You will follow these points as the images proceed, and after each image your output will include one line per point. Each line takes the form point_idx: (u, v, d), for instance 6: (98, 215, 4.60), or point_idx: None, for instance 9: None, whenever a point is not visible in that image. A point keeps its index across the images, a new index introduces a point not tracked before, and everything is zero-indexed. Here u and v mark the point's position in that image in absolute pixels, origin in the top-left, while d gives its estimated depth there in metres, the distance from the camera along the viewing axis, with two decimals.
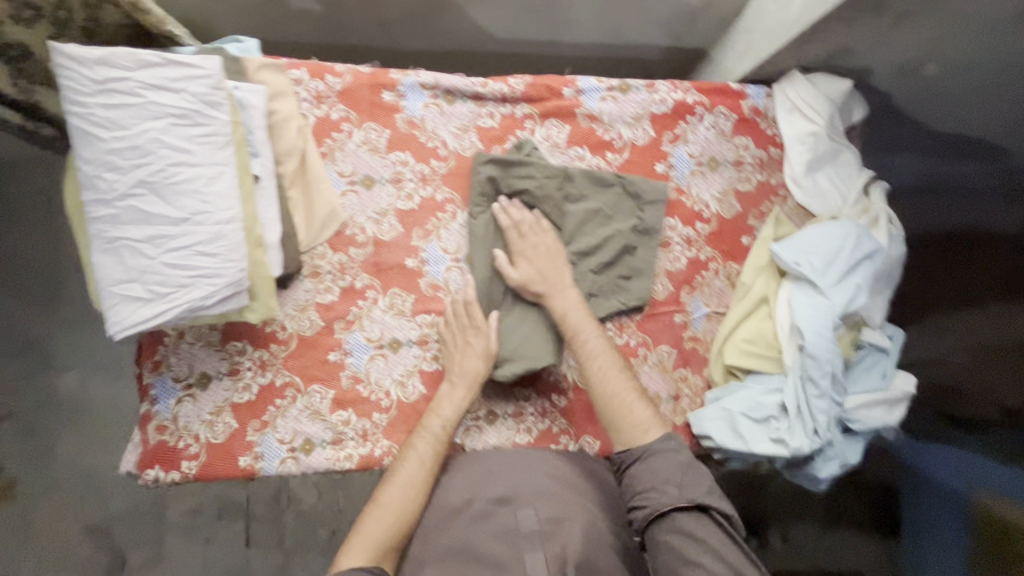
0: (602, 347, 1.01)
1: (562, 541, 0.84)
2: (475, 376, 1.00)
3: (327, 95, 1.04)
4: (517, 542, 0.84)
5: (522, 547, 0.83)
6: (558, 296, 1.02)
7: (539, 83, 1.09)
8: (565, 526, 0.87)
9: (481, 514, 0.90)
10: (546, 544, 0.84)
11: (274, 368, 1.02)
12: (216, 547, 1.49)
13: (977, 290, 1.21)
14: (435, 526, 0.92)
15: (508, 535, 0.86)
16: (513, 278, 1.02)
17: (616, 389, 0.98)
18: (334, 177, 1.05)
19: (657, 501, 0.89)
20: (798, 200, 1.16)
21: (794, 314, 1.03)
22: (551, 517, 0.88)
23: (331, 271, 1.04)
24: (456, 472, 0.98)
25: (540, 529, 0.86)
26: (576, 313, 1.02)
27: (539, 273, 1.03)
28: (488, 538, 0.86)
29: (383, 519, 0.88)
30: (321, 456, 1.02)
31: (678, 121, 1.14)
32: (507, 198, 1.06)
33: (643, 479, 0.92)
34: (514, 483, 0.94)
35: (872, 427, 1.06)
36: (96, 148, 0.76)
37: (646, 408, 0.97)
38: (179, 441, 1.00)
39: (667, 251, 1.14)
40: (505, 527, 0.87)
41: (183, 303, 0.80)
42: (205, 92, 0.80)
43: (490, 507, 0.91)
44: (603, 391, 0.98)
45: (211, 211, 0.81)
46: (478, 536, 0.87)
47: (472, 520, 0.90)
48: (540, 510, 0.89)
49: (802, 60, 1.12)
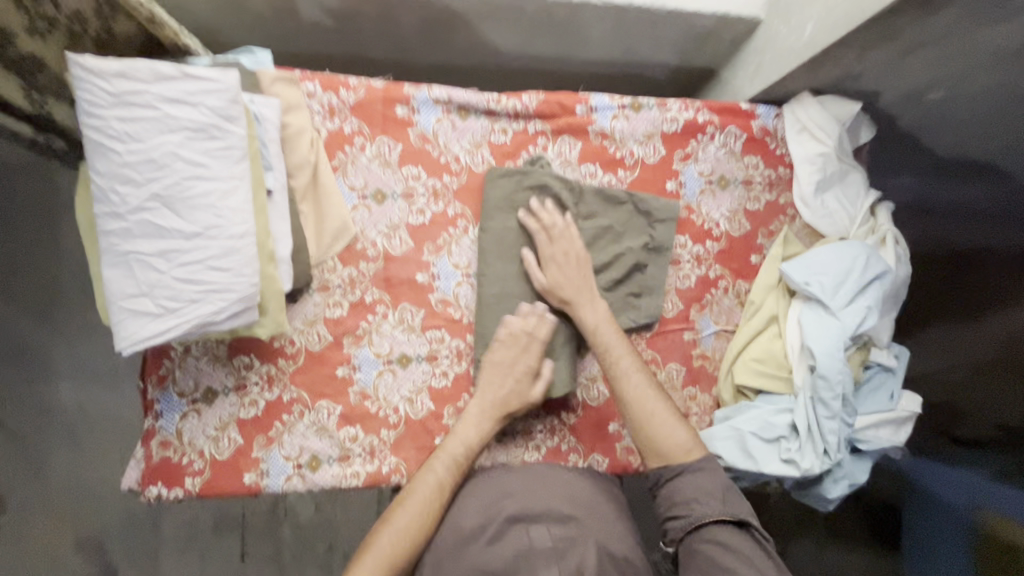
0: (633, 365, 0.98)
1: (578, 559, 0.85)
2: (501, 402, 0.99)
3: (340, 109, 1.03)
4: (530, 562, 0.85)
5: (538, 566, 0.84)
6: (587, 306, 1.01)
7: (552, 100, 1.09)
8: (578, 544, 0.87)
9: (496, 534, 0.90)
10: (560, 562, 0.85)
11: (281, 383, 1.01)
12: (211, 560, 1.46)
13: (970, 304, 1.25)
14: (449, 549, 0.90)
15: (524, 556, 0.86)
16: (540, 282, 1.02)
17: (652, 407, 0.94)
18: (345, 191, 1.04)
19: (699, 513, 0.85)
20: (806, 219, 1.17)
21: (805, 335, 1.03)
22: (564, 535, 0.89)
23: (341, 285, 1.03)
24: (468, 494, 0.96)
25: (554, 546, 0.87)
26: (600, 319, 1.01)
27: (567, 279, 1.02)
28: (503, 559, 0.86)
29: (399, 530, 0.87)
30: (328, 473, 1.00)
31: (689, 139, 1.15)
32: (537, 202, 1.04)
33: (685, 488, 0.88)
34: (527, 500, 0.93)
35: (881, 447, 1.07)
36: (112, 161, 0.75)
37: (684, 428, 0.93)
38: (183, 457, 0.98)
39: (677, 268, 1.14)
40: (520, 547, 0.87)
41: (193, 319, 0.79)
42: (222, 107, 0.79)
43: (504, 527, 0.90)
44: (639, 410, 0.94)
45: (225, 226, 0.79)
46: (494, 557, 0.87)
47: (487, 541, 0.89)
48: (553, 529, 0.90)
49: (812, 83, 1.13)
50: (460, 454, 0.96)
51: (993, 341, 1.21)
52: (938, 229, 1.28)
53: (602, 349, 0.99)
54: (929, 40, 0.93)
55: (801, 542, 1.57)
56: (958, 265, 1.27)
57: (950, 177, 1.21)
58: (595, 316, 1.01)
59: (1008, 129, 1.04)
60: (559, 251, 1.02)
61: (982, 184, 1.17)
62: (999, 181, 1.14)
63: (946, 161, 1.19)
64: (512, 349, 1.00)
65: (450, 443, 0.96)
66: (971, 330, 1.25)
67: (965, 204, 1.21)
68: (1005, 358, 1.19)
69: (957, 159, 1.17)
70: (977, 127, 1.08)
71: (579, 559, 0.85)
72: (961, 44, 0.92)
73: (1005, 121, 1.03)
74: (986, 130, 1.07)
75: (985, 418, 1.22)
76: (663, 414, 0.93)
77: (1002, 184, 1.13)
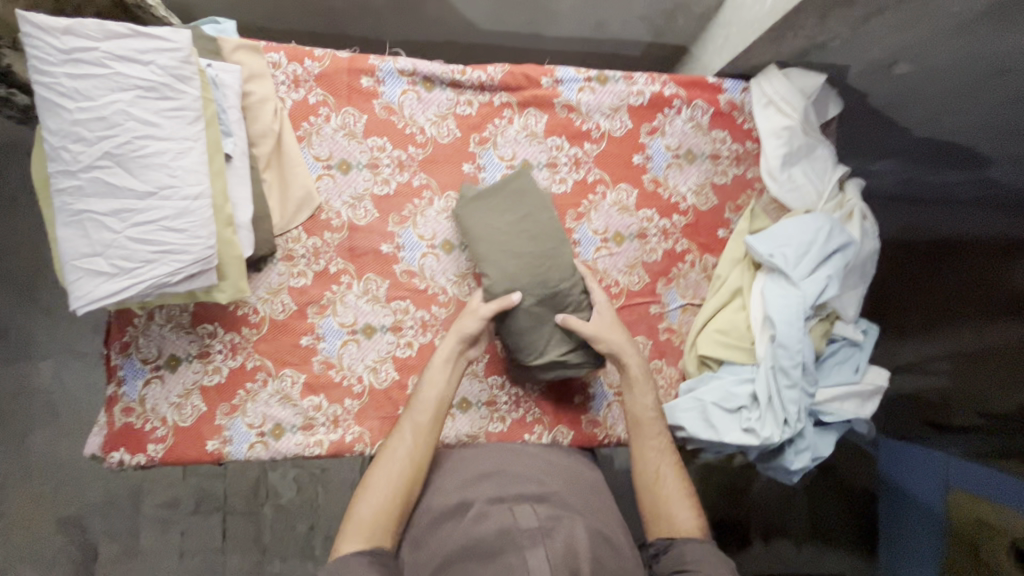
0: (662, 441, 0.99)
1: (566, 538, 0.77)
2: (462, 332, 0.96)
3: (305, 79, 1.04)
4: (514, 540, 0.77)
5: (522, 544, 0.76)
6: (638, 389, 1.00)
7: (516, 72, 1.10)
8: (564, 522, 0.80)
9: (479, 514, 0.83)
10: (547, 540, 0.76)
11: (245, 352, 1.01)
12: (192, 541, 1.46)
13: (960, 302, 1.32)
14: (427, 527, 0.86)
15: (509, 534, 0.78)
16: (585, 331, 0.97)
17: (668, 492, 0.94)
18: (310, 161, 1.04)
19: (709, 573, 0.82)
20: (773, 193, 1.15)
21: (766, 305, 1.04)
22: (549, 514, 0.82)
23: (305, 255, 1.04)
24: (447, 472, 0.94)
25: (540, 525, 0.79)
26: (641, 367, 1.00)
27: (611, 330, 0.99)
28: (489, 535, 0.79)
29: (375, 503, 0.85)
30: (291, 441, 1.01)
31: (656, 113, 1.15)
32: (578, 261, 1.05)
33: (692, 552, 0.86)
34: (503, 485, 0.89)
35: (844, 419, 1.06)
36: (61, 119, 0.75)
37: (688, 508, 0.93)
38: (145, 423, 0.98)
39: (589, 223, 1.13)
40: (503, 525, 0.79)
41: (148, 280, 0.79)
42: (174, 66, 0.80)
43: (486, 507, 0.84)
44: (655, 495, 0.94)
45: (178, 185, 0.80)
46: (479, 533, 0.79)
47: (471, 521, 0.82)
48: (538, 508, 0.82)
49: (778, 56, 1.13)
50: (426, 405, 0.94)
51: (978, 336, 1.27)
52: (928, 215, 1.36)
53: (637, 419, 0.99)
54: (888, 6, 0.93)
55: (785, 539, 1.58)
56: (945, 251, 1.35)
57: (935, 163, 1.28)
58: (642, 403, 1.00)
59: (982, 112, 1.10)
60: (601, 328, 0.98)
61: (964, 171, 1.24)
62: (981, 168, 1.21)
63: (925, 143, 1.26)
64: (478, 304, 0.98)
65: (420, 398, 0.95)
66: (952, 325, 1.33)
67: (944, 189, 1.30)
68: (991, 347, 1.24)
69: (930, 141, 1.24)
70: (958, 106, 1.12)
71: (566, 537, 0.78)
72: (924, 11, 0.93)
73: (978, 103, 1.09)
74: (964, 107, 1.12)
75: (967, 414, 1.27)
76: (675, 494, 0.94)
77: (981, 171, 1.21)
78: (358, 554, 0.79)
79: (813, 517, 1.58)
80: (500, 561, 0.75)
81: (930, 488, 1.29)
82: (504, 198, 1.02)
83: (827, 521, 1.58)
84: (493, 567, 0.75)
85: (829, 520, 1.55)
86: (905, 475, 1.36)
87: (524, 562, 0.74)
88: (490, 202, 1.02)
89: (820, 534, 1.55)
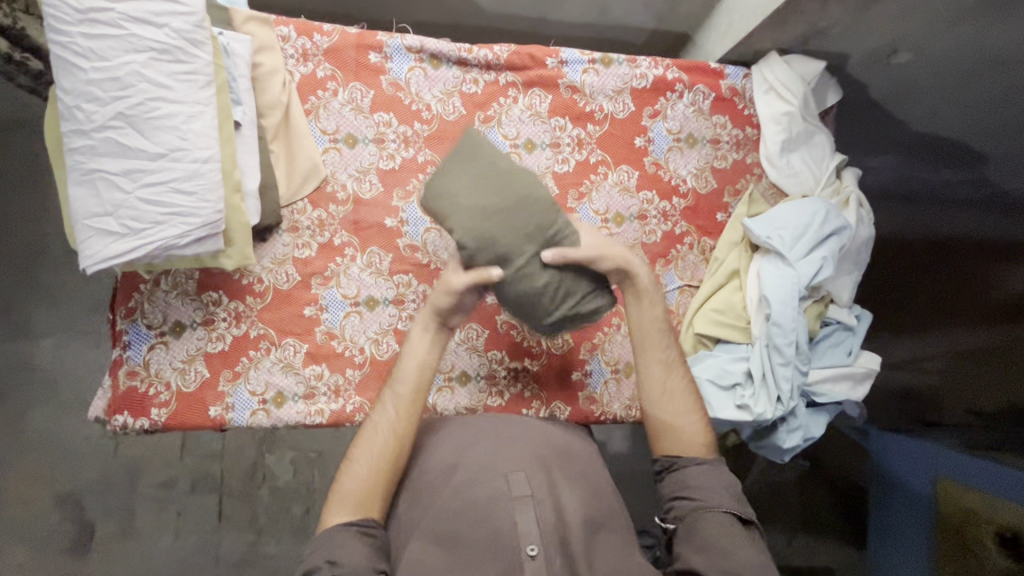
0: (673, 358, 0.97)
1: (557, 505, 0.81)
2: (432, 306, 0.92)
3: (313, 53, 1.05)
4: (506, 504, 0.80)
5: (514, 507, 0.79)
6: (645, 303, 0.97)
7: (522, 52, 1.12)
8: (556, 489, 0.84)
9: (468, 479, 0.84)
10: (540, 506, 0.80)
11: (249, 320, 1.02)
12: (189, 520, 1.47)
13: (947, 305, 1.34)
14: (424, 487, 0.88)
15: (500, 500, 0.80)
16: (581, 258, 0.91)
17: (674, 419, 0.93)
18: (317, 134, 1.06)
19: (710, 502, 0.85)
20: (773, 179, 1.18)
21: (762, 285, 1.06)
22: (541, 481, 0.84)
23: (310, 226, 1.05)
24: (442, 434, 0.95)
25: (531, 492, 0.81)
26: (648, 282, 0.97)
27: (605, 244, 0.94)
28: (480, 498, 0.80)
29: (362, 476, 0.85)
30: (293, 410, 1.02)
31: (658, 96, 1.17)
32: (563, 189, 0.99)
33: (693, 478, 0.88)
34: (497, 446, 0.89)
35: (835, 400, 1.08)
36: (76, 78, 0.77)
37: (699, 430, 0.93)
38: (149, 388, 1.00)
39: (591, 203, 1.14)
40: (495, 491, 0.81)
41: (157, 241, 0.81)
42: (188, 30, 0.81)
43: (475, 471, 0.85)
44: (660, 421, 0.94)
45: (189, 148, 0.82)
46: (471, 497, 0.81)
47: (461, 484, 0.84)
48: (531, 475, 0.84)
49: (779, 42, 1.15)
50: (412, 379, 0.92)
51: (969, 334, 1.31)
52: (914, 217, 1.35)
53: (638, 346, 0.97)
54: None
55: (776, 530, 1.60)
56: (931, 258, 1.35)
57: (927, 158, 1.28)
58: (650, 315, 0.97)
59: (981, 102, 1.13)
60: (594, 248, 0.92)
61: (960, 168, 1.24)
62: (976, 166, 1.21)
63: (921, 137, 1.26)
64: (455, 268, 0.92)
65: (404, 365, 0.93)
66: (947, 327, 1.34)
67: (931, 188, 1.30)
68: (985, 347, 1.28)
69: (928, 134, 1.25)
70: (956, 93, 1.14)
71: (556, 504, 0.81)
72: None
73: (977, 89, 1.11)
74: (964, 95, 1.14)
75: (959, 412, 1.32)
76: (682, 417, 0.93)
77: (976, 170, 1.21)
78: (349, 526, 0.81)
79: (805, 509, 1.61)
80: (492, 523, 0.78)
81: (915, 475, 1.29)
82: (459, 169, 0.92)
83: (818, 515, 1.60)
84: (484, 528, 0.78)
85: (819, 511, 1.60)
86: (892, 463, 1.35)
87: (514, 525, 0.78)
88: (451, 177, 0.92)
89: (812, 526, 1.60)
